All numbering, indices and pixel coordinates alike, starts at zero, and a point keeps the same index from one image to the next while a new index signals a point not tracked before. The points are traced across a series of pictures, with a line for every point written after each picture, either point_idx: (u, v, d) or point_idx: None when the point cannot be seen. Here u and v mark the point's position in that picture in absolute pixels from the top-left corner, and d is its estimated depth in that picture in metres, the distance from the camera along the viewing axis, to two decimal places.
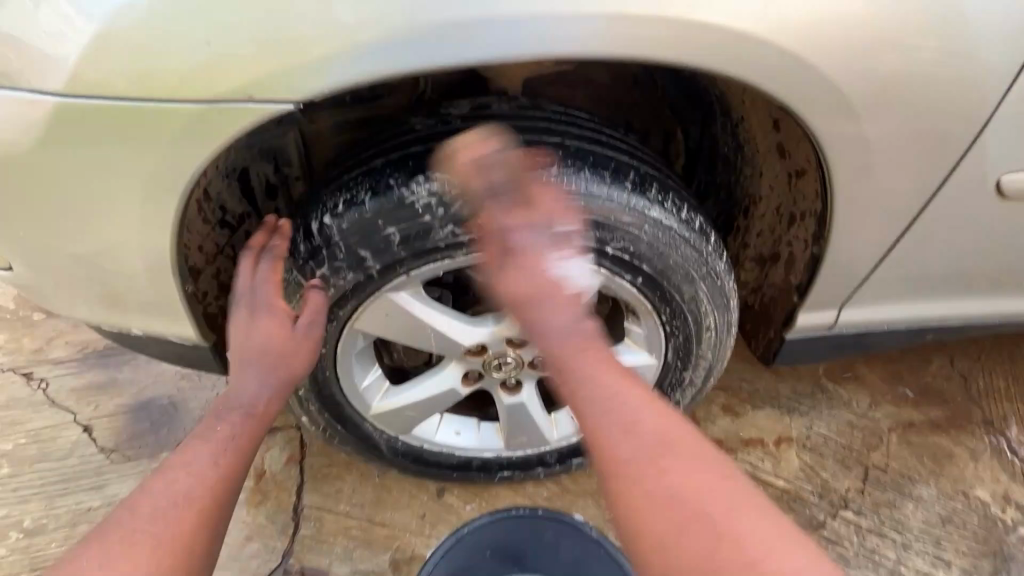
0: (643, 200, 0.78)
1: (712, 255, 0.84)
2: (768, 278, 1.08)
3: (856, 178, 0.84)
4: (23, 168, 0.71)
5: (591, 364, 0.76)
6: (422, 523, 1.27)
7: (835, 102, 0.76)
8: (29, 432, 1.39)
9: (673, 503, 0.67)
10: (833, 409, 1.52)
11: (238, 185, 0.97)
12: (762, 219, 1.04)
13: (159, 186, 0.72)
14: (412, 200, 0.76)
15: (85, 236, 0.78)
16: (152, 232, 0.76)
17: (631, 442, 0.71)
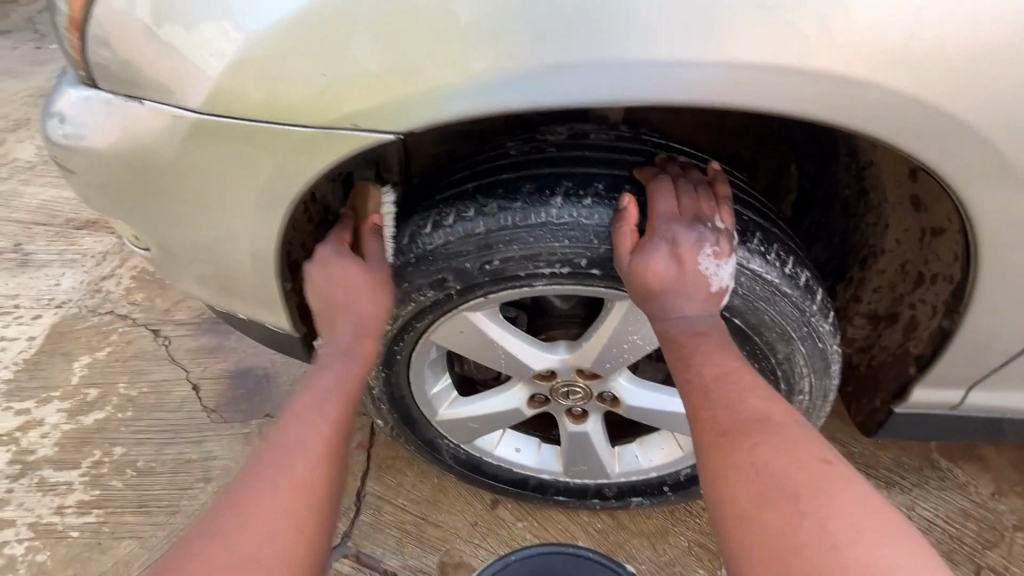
0: (743, 250, 0.72)
1: (816, 315, 0.75)
2: (880, 339, 0.97)
3: (1010, 250, 0.72)
4: (164, 167, 0.80)
5: (717, 355, 0.68)
6: (473, 531, 1.28)
7: (988, 164, 0.66)
8: (151, 382, 1.59)
9: (777, 488, 0.55)
10: (943, 491, 1.33)
11: (342, 188, 1.03)
12: (882, 274, 0.94)
13: (274, 192, 0.79)
14: (497, 228, 0.74)
15: (208, 226, 0.86)
16: (262, 229, 0.83)
17: (733, 425, 0.61)
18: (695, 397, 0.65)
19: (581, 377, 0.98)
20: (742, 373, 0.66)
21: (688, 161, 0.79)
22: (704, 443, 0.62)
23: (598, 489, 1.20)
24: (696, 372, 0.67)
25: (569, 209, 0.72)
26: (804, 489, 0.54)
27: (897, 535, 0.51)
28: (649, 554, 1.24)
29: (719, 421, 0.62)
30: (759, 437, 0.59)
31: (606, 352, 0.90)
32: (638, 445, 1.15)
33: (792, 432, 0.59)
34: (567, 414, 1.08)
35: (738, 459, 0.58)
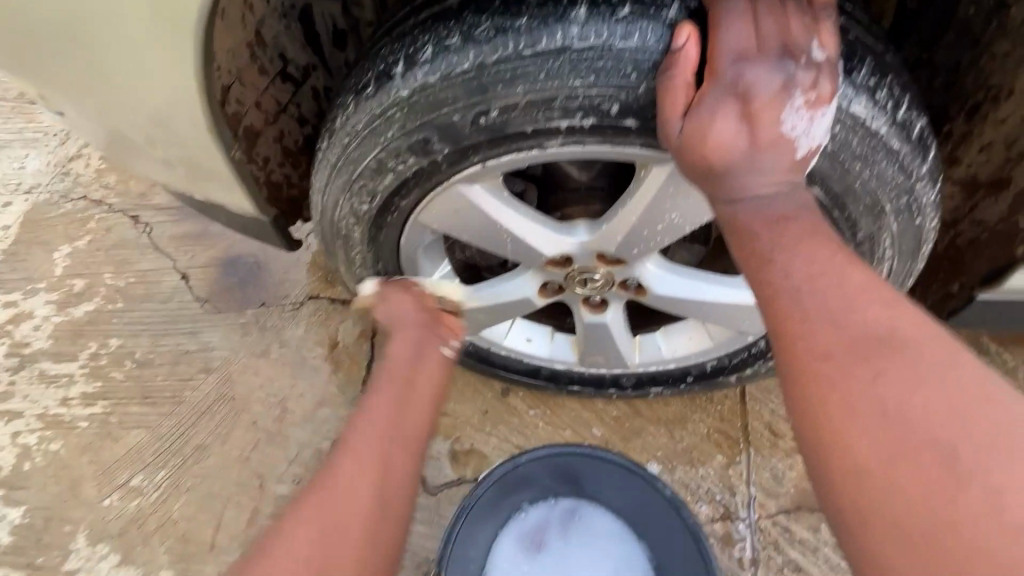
0: (845, 88, 0.53)
1: (926, 182, 0.57)
2: (976, 213, 0.79)
3: None
4: (66, 15, 0.68)
5: (816, 252, 0.51)
6: (483, 419, 1.24)
7: None
8: (137, 272, 1.49)
9: (906, 427, 0.43)
10: None
11: (301, 29, 0.83)
12: (998, 130, 0.71)
13: (170, 17, 0.65)
14: (496, 59, 0.54)
15: (117, 78, 0.74)
16: (177, 75, 0.71)
17: (841, 356, 0.47)
18: (784, 317, 0.50)
19: (602, 263, 0.83)
20: (846, 277, 0.50)
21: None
22: (798, 378, 0.49)
23: (615, 378, 1.12)
24: (782, 276, 0.51)
25: (590, 27, 0.52)
26: (952, 436, 0.42)
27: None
28: (666, 441, 1.19)
29: (820, 349, 0.48)
30: (876, 365, 0.45)
31: (634, 234, 0.74)
32: (662, 334, 1.04)
33: (921, 349, 0.45)
34: (584, 303, 0.95)
35: (853, 396, 0.45)
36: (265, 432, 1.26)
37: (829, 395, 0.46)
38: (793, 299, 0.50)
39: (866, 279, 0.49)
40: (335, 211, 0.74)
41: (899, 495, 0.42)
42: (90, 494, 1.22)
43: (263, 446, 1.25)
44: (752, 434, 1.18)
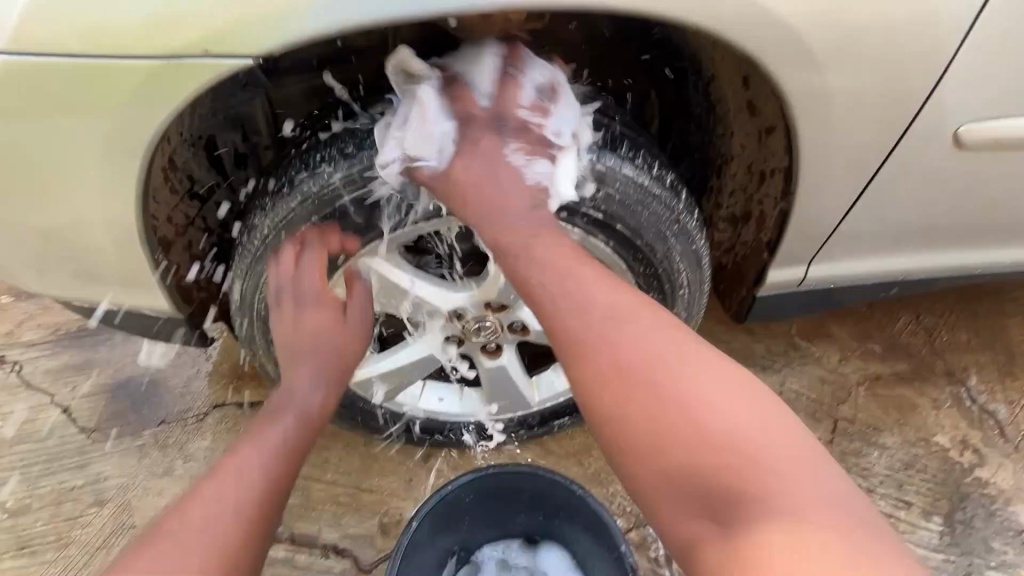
0: (614, 157, 0.87)
1: (682, 212, 0.92)
2: (740, 237, 1.10)
3: (823, 132, 0.84)
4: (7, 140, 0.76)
5: (641, 327, 0.72)
6: (409, 487, 1.29)
7: (793, 53, 0.76)
8: (5, 416, 1.37)
9: (660, 416, 0.66)
10: (804, 366, 1.57)
11: (205, 154, 0.99)
12: (735, 178, 1.05)
13: (118, 146, 0.76)
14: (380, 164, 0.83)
15: (49, 206, 0.82)
16: (112, 198, 0.81)
17: (648, 433, 0.67)
18: (584, 377, 0.72)
19: (491, 312, 1.03)
20: (652, 324, 0.72)
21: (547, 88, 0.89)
22: (623, 444, 0.69)
23: (522, 420, 1.25)
24: (563, 308, 0.76)
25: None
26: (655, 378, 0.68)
27: (784, 434, 0.64)
28: (575, 470, 1.34)
29: (646, 426, 0.67)
30: (681, 366, 0.68)
31: (506, 281, 0.97)
32: (553, 369, 1.22)
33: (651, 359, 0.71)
34: (481, 351, 1.12)
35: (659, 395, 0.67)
36: None
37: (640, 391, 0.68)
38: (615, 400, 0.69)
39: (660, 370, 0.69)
40: (259, 292, 0.93)
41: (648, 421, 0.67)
42: None
43: None
44: None
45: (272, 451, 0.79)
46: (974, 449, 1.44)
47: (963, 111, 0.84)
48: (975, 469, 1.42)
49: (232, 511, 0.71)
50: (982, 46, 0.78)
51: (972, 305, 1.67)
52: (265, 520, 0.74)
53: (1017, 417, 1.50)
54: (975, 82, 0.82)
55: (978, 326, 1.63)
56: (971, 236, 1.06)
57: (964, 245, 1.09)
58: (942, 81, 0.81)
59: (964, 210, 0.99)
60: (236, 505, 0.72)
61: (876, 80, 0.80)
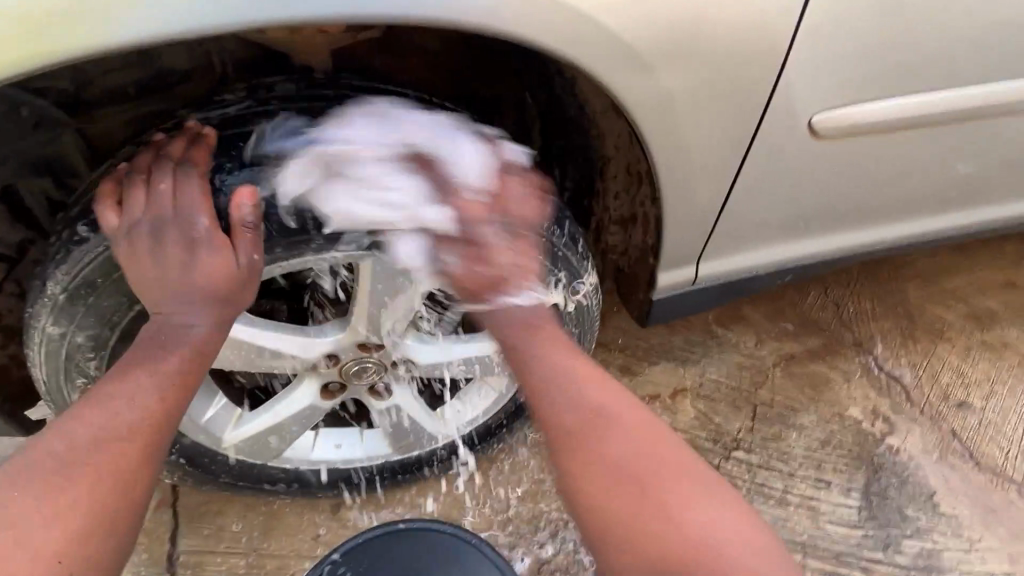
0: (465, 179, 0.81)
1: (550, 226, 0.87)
2: (631, 239, 1.05)
3: (673, 133, 0.80)
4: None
5: (603, 393, 0.81)
6: (315, 544, 1.18)
7: (622, 56, 0.71)
8: None
9: (647, 494, 0.73)
10: (723, 353, 1.56)
11: (6, 206, 0.85)
12: (615, 180, 0.99)
13: None
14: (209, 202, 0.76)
15: None
16: None
17: (618, 499, 0.74)
18: (588, 454, 0.77)
19: (368, 351, 0.93)
20: (620, 397, 0.81)
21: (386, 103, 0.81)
22: (597, 518, 0.75)
23: (430, 455, 1.17)
24: (540, 381, 0.82)
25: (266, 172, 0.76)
26: (653, 480, 0.74)
27: (734, 521, 0.72)
28: (496, 501, 1.25)
29: (615, 494, 0.74)
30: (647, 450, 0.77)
31: (375, 319, 0.89)
32: (457, 400, 1.13)
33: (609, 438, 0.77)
34: (369, 393, 1.02)
35: (602, 459, 0.76)
36: None
37: (590, 456, 0.77)
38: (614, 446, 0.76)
39: (622, 444, 0.77)
40: (65, 375, 0.85)
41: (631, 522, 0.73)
42: None
43: None
44: None
45: (162, 386, 0.76)
46: (884, 417, 1.48)
47: (814, 98, 0.82)
48: (887, 437, 1.46)
49: (71, 476, 0.68)
50: (821, 30, 0.76)
51: (873, 273, 1.72)
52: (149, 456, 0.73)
53: (921, 381, 1.55)
54: (819, 69, 0.79)
55: (880, 294, 1.68)
56: (851, 217, 1.05)
57: (847, 227, 1.08)
58: (787, 69, 0.78)
59: (836, 193, 0.98)
60: (75, 472, 0.68)
61: (713, 76, 0.76)
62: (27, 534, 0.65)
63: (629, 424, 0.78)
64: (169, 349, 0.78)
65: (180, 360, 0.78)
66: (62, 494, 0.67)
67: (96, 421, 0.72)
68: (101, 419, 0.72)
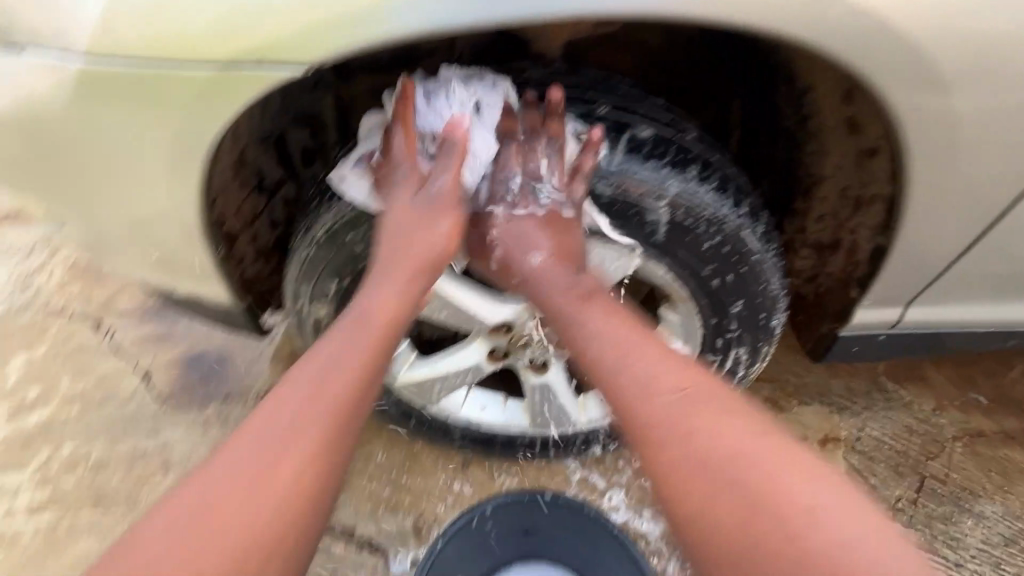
0: (677, 178, 0.82)
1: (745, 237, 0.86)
2: (825, 267, 0.99)
3: (941, 160, 0.75)
4: (60, 126, 0.76)
5: (644, 352, 0.78)
6: (446, 490, 1.28)
7: (915, 67, 0.68)
8: (96, 376, 1.49)
9: (750, 486, 0.64)
10: (890, 411, 1.40)
11: (276, 150, 1.00)
12: (824, 203, 0.93)
13: (180, 149, 0.78)
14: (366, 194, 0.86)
15: (123, 205, 0.84)
16: (178, 197, 0.83)
17: (703, 468, 0.67)
18: (641, 427, 0.73)
19: (540, 326, 0.99)
20: (683, 368, 0.76)
21: (611, 97, 0.84)
22: (686, 495, 0.67)
23: (565, 438, 1.21)
24: (573, 314, 0.85)
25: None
26: (719, 452, 0.67)
27: (846, 499, 0.63)
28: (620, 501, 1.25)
29: (705, 469, 0.67)
30: (695, 404, 0.71)
31: None
32: (602, 392, 1.16)
33: (731, 425, 0.69)
34: (528, 365, 1.08)
35: (667, 443, 0.70)
36: None
37: (660, 439, 0.70)
38: (703, 434, 0.68)
39: (730, 422, 0.69)
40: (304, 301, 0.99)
41: (715, 512, 0.65)
42: None
43: None
44: None
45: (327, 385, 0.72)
46: None
47: None
48: None
49: (257, 484, 0.65)
50: None
51: None
52: (334, 448, 0.70)
53: None
54: None
55: None
56: None
57: None
58: None
59: None
60: (255, 486, 0.65)
61: (1009, 101, 0.70)
62: (241, 538, 0.63)
63: (726, 410, 0.71)
64: (327, 349, 0.76)
65: (353, 370, 0.75)
66: (252, 496, 0.65)
67: (259, 430, 0.69)
68: (274, 428, 0.69)
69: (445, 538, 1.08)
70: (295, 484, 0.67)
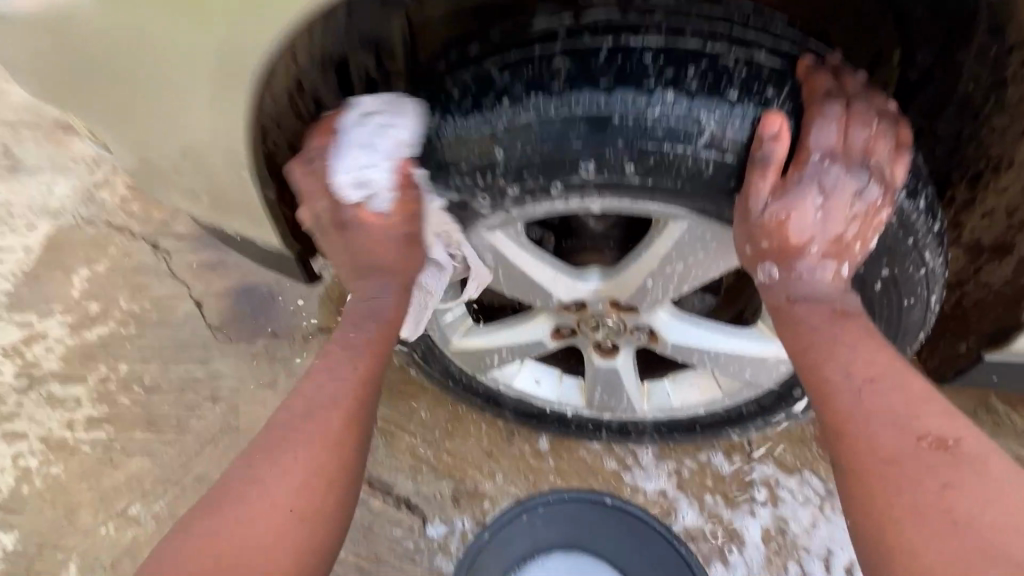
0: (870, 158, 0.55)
1: (935, 247, 0.60)
2: (980, 274, 0.82)
3: None
4: (93, 27, 0.67)
5: (864, 339, 0.59)
6: (489, 459, 1.21)
7: None
8: (153, 298, 1.49)
9: (964, 520, 0.48)
10: (999, 437, 1.21)
11: (336, 77, 0.87)
12: (997, 195, 0.76)
13: (226, 67, 0.68)
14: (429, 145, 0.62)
15: (167, 126, 0.76)
16: (223, 123, 0.74)
17: (951, 534, 0.48)
18: (865, 467, 0.53)
19: (614, 309, 0.86)
20: (871, 351, 0.58)
21: (756, 34, 0.58)
22: (898, 542, 0.50)
23: (623, 424, 1.10)
24: (812, 330, 0.59)
25: (608, 97, 0.54)
26: (951, 480, 0.50)
27: None
28: (675, 496, 1.14)
29: (940, 526, 0.49)
30: (948, 466, 0.51)
31: (641, 286, 0.76)
32: (671, 382, 1.04)
33: (947, 455, 0.51)
34: (595, 347, 0.96)
35: (895, 474, 0.52)
36: None
37: (872, 463, 0.53)
38: (937, 470, 0.51)
39: (944, 425, 0.53)
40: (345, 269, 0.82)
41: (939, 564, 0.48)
42: (86, 522, 1.20)
43: None
44: (763, 488, 1.14)
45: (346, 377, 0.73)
46: None
47: None
48: None
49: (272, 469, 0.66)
50: None
51: None
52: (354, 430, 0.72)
53: None
54: None
55: None
56: None
57: None
58: None
59: None
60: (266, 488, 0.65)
61: None
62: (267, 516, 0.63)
63: (935, 408, 0.55)
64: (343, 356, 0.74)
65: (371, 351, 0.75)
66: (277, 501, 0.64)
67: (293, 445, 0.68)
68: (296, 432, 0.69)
69: (491, 530, 1.00)
70: (331, 462, 0.68)
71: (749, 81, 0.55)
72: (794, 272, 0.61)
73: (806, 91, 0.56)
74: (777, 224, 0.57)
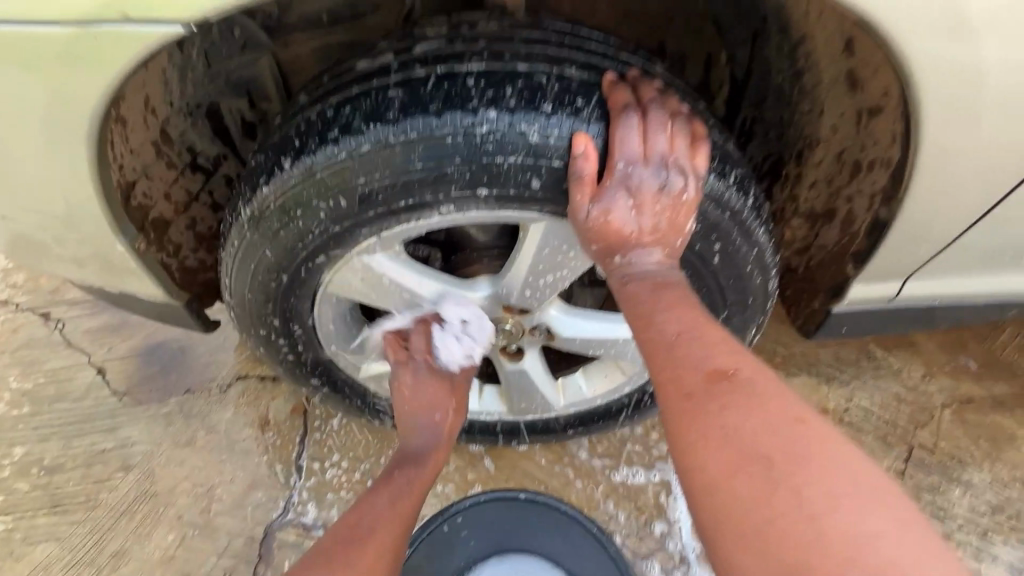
0: (671, 155, 0.63)
1: (752, 214, 0.69)
2: (819, 237, 0.93)
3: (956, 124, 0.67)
4: None
5: (676, 299, 0.65)
6: None
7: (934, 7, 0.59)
8: (46, 372, 1.37)
9: (749, 444, 0.53)
10: (879, 379, 1.35)
11: (209, 124, 0.87)
12: (819, 167, 0.86)
13: (53, 126, 0.67)
14: (287, 182, 0.64)
15: (15, 192, 0.75)
16: (74, 184, 0.73)
17: (737, 458, 0.52)
18: (674, 405, 0.59)
19: (511, 313, 0.89)
20: (681, 310, 0.64)
21: (570, 50, 0.64)
22: (697, 473, 0.55)
23: (546, 423, 1.14)
24: (639, 302, 0.65)
25: (440, 119, 0.59)
26: (737, 408, 0.55)
27: (836, 459, 0.51)
28: (604, 485, 1.19)
29: (730, 455, 0.53)
30: (734, 393, 0.56)
31: (529, 284, 0.80)
32: (583, 374, 1.09)
33: (734, 392, 0.57)
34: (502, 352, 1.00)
35: (698, 416, 0.56)
36: (193, 527, 1.20)
37: (678, 406, 0.58)
38: (725, 405, 0.56)
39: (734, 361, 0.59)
40: (239, 308, 0.82)
41: (727, 488, 0.52)
42: None
43: (193, 542, 1.20)
44: None
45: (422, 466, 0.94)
46: None
47: None
48: None
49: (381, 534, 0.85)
50: None
51: None
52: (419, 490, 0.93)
53: None
54: None
55: None
56: None
57: None
58: None
59: None
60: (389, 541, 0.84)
61: None
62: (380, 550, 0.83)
63: (727, 347, 0.60)
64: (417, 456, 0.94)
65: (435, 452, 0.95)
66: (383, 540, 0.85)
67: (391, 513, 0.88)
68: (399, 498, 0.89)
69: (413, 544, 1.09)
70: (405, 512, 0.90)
71: (565, 94, 0.61)
72: (631, 263, 0.66)
73: (611, 103, 0.62)
74: (604, 225, 0.63)
